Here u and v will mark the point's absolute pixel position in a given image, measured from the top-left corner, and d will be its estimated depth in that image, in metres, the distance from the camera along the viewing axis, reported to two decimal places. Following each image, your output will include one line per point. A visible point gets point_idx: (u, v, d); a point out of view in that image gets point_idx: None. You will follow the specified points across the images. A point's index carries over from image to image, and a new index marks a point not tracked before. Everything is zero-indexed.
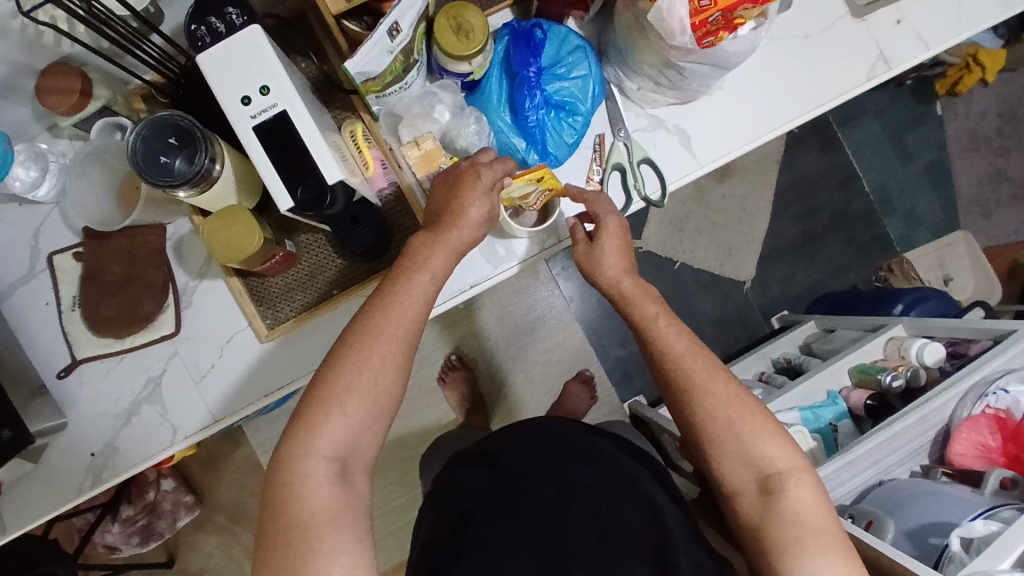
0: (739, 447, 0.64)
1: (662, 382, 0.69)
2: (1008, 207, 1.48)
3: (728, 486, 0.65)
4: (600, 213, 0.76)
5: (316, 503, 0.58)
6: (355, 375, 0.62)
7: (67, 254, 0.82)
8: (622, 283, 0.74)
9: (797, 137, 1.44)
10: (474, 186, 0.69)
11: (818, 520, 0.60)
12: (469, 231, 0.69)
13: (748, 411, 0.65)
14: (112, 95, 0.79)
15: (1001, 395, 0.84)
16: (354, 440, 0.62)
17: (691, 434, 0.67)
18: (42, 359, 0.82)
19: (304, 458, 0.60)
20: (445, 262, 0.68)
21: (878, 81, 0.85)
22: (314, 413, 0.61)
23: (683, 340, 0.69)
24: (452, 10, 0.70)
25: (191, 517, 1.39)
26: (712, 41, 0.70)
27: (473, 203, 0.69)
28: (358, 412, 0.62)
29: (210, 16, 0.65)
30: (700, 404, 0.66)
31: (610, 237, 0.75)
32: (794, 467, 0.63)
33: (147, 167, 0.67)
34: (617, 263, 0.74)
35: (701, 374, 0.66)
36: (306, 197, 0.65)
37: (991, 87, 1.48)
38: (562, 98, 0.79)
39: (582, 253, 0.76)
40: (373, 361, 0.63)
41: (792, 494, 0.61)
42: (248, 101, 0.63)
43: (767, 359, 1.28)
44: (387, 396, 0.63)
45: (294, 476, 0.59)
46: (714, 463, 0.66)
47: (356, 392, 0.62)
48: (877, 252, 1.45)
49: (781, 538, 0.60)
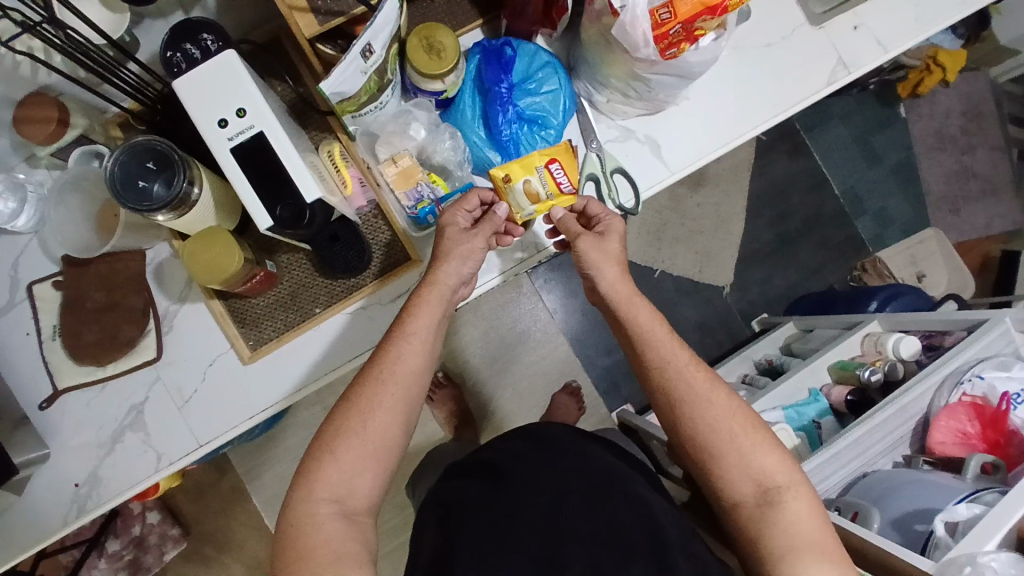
0: (740, 460, 0.63)
1: (660, 393, 0.68)
2: (977, 201, 1.52)
3: (727, 498, 0.63)
4: (601, 214, 0.76)
5: (322, 536, 0.59)
6: (344, 421, 0.64)
7: (47, 283, 0.82)
8: (620, 290, 0.71)
9: (767, 143, 1.47)
10: (453, 232, 0.72)
11: (818, 532, 0.60)
12: (450, 269, 0.70)
13: (750, 425, 0.64)
14: (89, 124, 0.80)
15: (977, 381, 0.85)
16: (351, 483, 0.62)
17: (691, 444, 0.65)
18: (24, 390, 0.81)
19: (306, 501, 0.61)
20: (434, 309, 0.69)
21: (839, 85, 0.89)
22: (311, 462, 0.63)
23: (684, 352, 0.68)
24: (423, 31, 0.72)
25: (178, 550, 1.36)
26: (675, 52, 0.72)
27: (456, 247, 0.71)
28: (349, 455, 0.63)
29: (185, 44, 0.69)
30: (702, 416, 0.65)
31: (610, 234, 0.74)
32: (791, 479, 0.62)
33: (126, 192, 0.67)
34: (615, 270, 0.72)
35: (704, 388, 0.66)
36: (286, 215, 0.66)
37: (954, 87, 1.53)
38: (534, 112, 0.81)
39: (589, 245, 0.72)
40: (363, 407, 0.64)
41: (790, 506, 0.61)
42: (225, 123, 0.65)
43: (749, 361, 1.31)
44: (386, 440, 0.64)
45: (299, 518, 0.60)
46: (713, 475, 0.64)
47: (345, 437, 0.63)
48: (852, 252, 1.48)
49: (779, 546, 0.59)
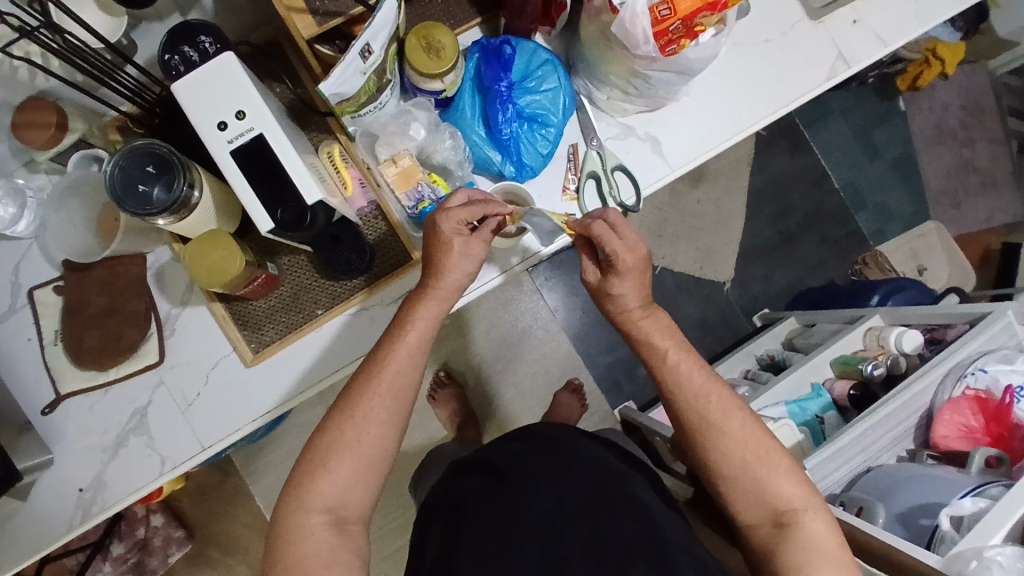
0: (755, 487, 0.62)
1: (677, 421, 0.67)
2: (978, 195, 1.52)
3: (742, 519, 0.63)
4: (602, 238, 0.67)
5: (309, 548, 0.59)
6: (339, 434, 0.63)
7: (48, 288, 0.82)
8: (634, 320, 0.70)
9: (766, 139, 1.47)
10: (459, 245, 0.69)
11: (835, 554, 0.59)
12: (453, 277, 0.70)
13: (765, 451, 0.63)
14: (87, 128, 0.81)
15: (980, 375, 0.85)
16: (345, 494, 0.62)
17: (705, 470, 0.65)
18: (26, 396, 0.81)
19: (300, 512, 0.61)
20: (435, 315, 0.69)
21: (839, 80, 0.88)
22: (304, 474, 0.63)
23: (697, 379, 0.66)
24: (422, 31, 0.72)
25: (183, 552, 1.36)
26: (675, 49, 0.72)
27: (455, 255, 0.69)
28: (343, 468, 0.63)
29: (183, 46, 0.69)
30: (715, 445, 0.64)
31: (626, 276, 0.69)
32: (808, 502, 0.61)
33: (126, 197, 0.67)
34: (634, 300, 0.70)
35: (716, 415, 0.64)
36: (287, 217, 0.66)
37: (953, 81, 1.53)
38: (534, 111, 0.81)
39: (595, 288, 0.72)
40: (358, 420, 0.64)
41: (806, 529, 0.60)
42: (224, 126, 0.64)
43: (751, 357, 1.30)
44: (379, 450, 0.64)
45: (290, 527, 0.61)
46: (728, 499, 0.64)
47: (339, 450, 0.63)
48: (852, 247, 1.48)
49: (793, 561, 0.58)
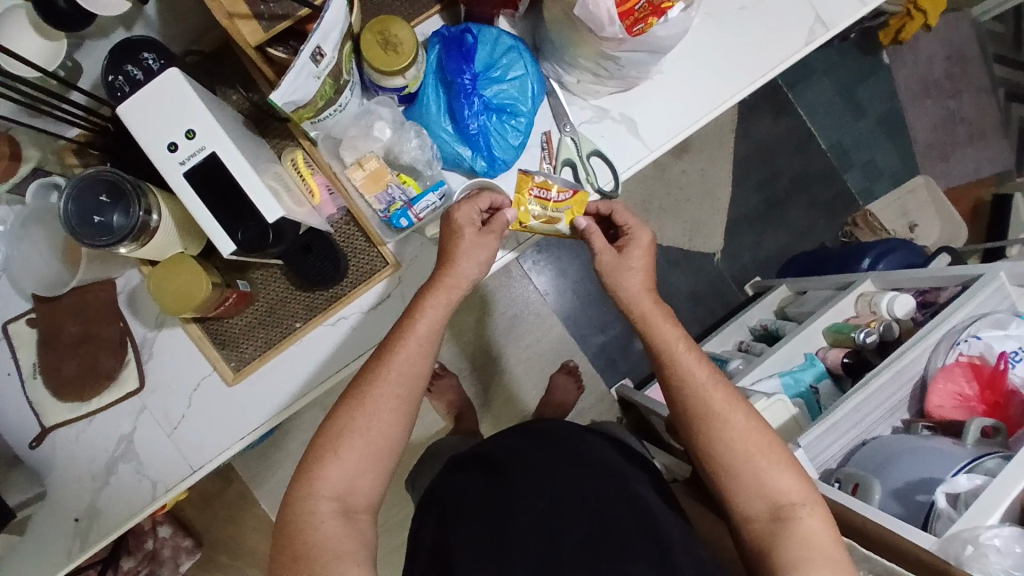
0: (755, 480, 0.61)
1: (679, 413, 0.66)
2: (966, 147, 1.49)
3: (739, 513, 0.62)
4: (633, 228, 0.74)
5: (320, 536, 0.58)
6: (349, 420, 0.63)
7: (20, 321, 0.79)
8: (642, 302, 0.71)
9: (749, 104, 1.43)
10: (470, 234, 0.69)
11: (830, 547, 0.58)
12: (464, 268, 0.69)
13: (766, 444, 0.63)
14: (42, 155, 0.79)
15: (973, 342, 0.83)
16: (352, 481, 0.61)
17: (704, 462, 0.65)
18: (12, 431, 0.80)
19: (306, 499, 0.60)
20: (428, 326, 0.67)
21: (818, 44, 0.84)
22: (313, 460, 0.62)
23: (705, 372, 0.67)
24: (377, 26, 0.68)
25: (193, 560, 1.37)
26: (643, 28, 0.68)
27: (466, 246, 0.69)
28: (352, 455, 0.62)
29: (126, 64, 0.65)
30: (717, 436, 0.63)
31: (640, 255, 0.73)
32: (807, 498, 0.61)
33: (83, 229, 0.65)
34: (640, 282, 0.72)
35: (722, 406, 0.64)
36: (248, 237, 0.63)
37: (937, 32, 1.48)
38: (502, 101, 0.77)
39: (608, 265, 0.72)
40: (367, 410, 0.63)
41: (803, 524, 0.59)
42: (174, 147, 0.61)
43: (744, 328, 1.30)
44: (389, 439, 0.63)
45: (300, 516, 0.60)
46: (725, 491, 0.63)
47: (353, 437, 0.62)
48: (841, 208, 1.46)
49: (791, 559, 0.57)
